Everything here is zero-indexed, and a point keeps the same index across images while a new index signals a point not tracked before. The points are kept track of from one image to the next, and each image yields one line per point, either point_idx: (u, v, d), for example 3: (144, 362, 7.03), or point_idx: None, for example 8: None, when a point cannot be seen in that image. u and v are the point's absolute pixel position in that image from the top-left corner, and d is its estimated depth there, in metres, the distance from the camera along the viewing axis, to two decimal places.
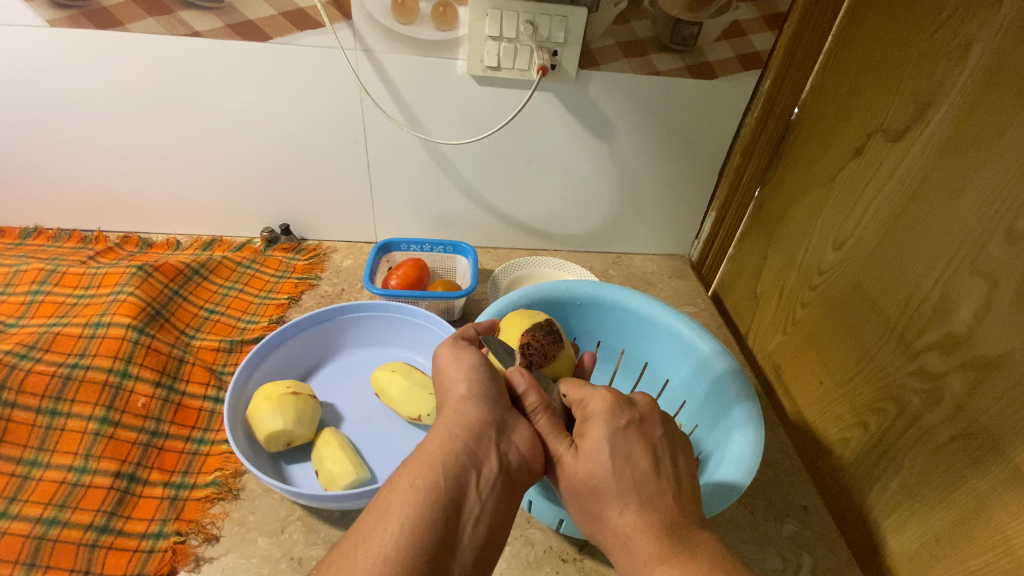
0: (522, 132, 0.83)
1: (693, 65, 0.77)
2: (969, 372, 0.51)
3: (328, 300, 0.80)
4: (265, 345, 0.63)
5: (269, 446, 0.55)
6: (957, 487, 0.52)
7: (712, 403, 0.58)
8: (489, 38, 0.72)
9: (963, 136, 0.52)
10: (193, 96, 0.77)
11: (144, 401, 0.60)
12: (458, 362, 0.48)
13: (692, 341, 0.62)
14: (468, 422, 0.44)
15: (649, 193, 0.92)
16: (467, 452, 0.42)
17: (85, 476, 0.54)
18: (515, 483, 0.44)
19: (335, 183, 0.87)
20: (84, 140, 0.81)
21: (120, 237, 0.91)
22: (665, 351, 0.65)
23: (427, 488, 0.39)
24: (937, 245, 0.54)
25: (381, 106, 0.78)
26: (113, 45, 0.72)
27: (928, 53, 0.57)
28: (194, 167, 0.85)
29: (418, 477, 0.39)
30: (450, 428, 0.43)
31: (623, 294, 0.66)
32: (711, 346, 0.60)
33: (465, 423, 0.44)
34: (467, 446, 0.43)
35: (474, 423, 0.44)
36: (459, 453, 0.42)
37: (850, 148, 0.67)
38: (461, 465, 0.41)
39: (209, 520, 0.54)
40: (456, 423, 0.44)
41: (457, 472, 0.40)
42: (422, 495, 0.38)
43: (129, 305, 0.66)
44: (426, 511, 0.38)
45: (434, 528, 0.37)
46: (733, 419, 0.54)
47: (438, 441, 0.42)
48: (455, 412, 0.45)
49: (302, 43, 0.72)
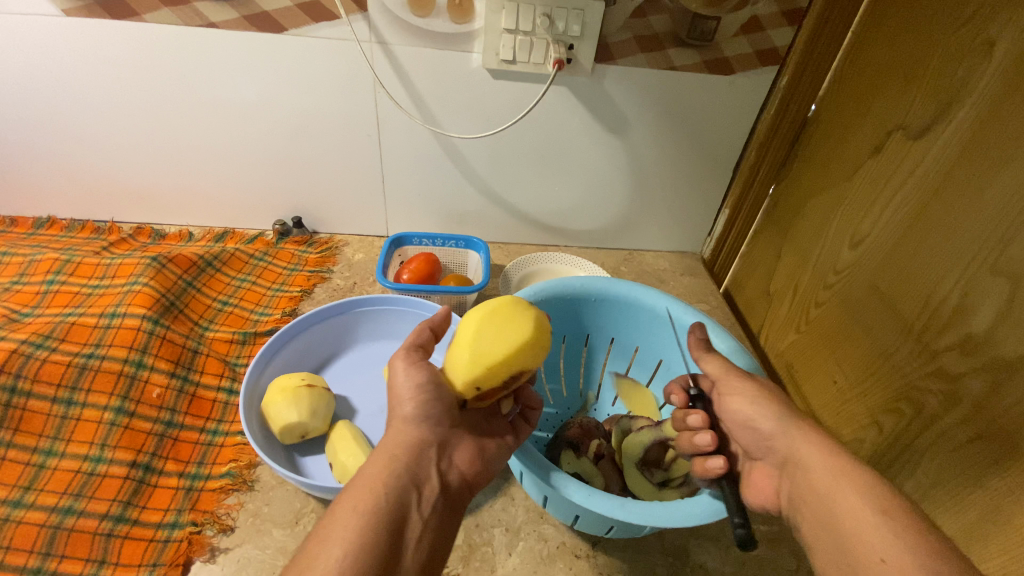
0: (536, 127, 0.82)
1: (710, 60, 0.76)
2: (989, 373, 0.50)
3: (340, 294, 0.80)
4: (279, 337, 0.63)
5: (283, 438, 0.55)
6: (974, 489, 0.51)
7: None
8: (505, 31, 0.71)
9: (988, 134, 0.51)
10: (207, 87, 0.77)
11: (159, 391, 0.60)
12: (407, 377, 0.47)
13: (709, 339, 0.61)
14: (415, 442, 0.45)
15: (663, 190, 0.92)
16: (411, 474, 0.43)
17: (101, 465, 0.54)
18: (455, 501, 0.46)
19: (347, 176, 0.87)
20: (98, 131, 0.81)
21: (133, 228, 0.92)
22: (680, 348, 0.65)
23: (368, 512, 0.39)
24: (958, 245, 0.54)
25: (395, 98, 0.78)
26: (128, 36, 0.71)
27: (952, 49, 0.56)
28: (207, 159, 0.85)
29: (359, 501, 0.39)
30: (392, 451, 0.44)
31: (638, 290, 0.65)
32: (727, 344, 0.60)
33: (410, 444, 0.45)
34: (410, 469, 0.43)
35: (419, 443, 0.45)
36: (403, 475, 0.42)
37: (869, 145, 0.66)
38: (404, 488, 0.42)
39: (225, 511, 0.54)
40: (400, 444, 0.45)
41: (400, 496, 0.41)
42: (363, 519, 0.38)
43: (144, 296, 0.66)
44: (369, 533, 0.38)
45: (377, 553, 0.37)
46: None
47: (383, 463, 0.43)
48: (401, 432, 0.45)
49: (316, 35, 0.72)
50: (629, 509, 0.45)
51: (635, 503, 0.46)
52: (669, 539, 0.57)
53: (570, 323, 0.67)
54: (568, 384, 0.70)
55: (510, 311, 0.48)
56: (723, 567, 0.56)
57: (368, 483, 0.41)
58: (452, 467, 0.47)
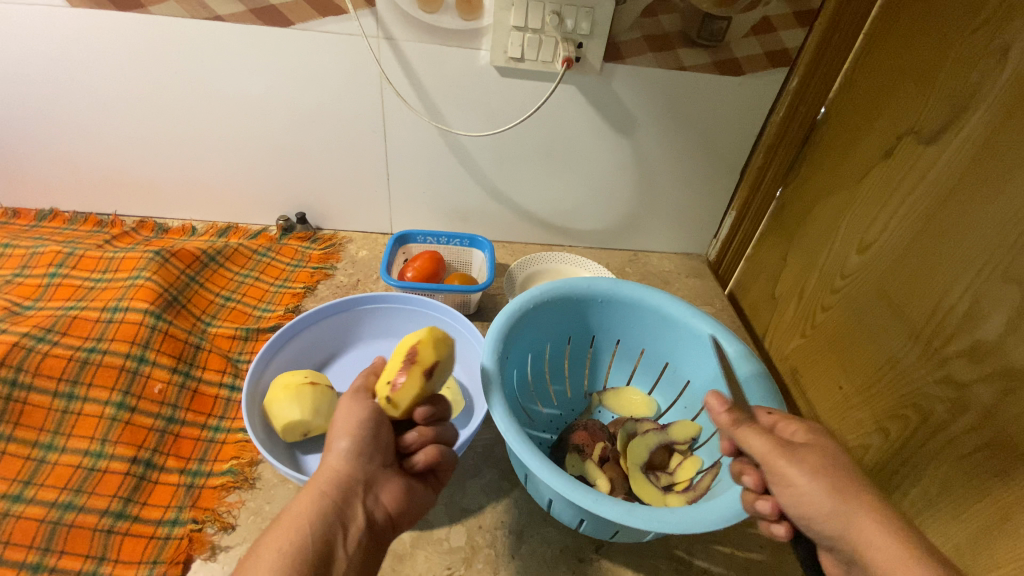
0: (543, 125, 0.82)
1: (720, 61, 0.76)
2: (997, 382, 0.50)
3: (344, 291, 0.80)
4: (283, 334, 0.63)
5: (286, 436, 0.55)
6: (981, 498, 0.51)
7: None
8: (514, 28, 0.70)
9: (1001, 139, 0.51)
10: (213, 81, 0.76)
11: (161, 387, 0.60)
12: (349, 411, 0.47)
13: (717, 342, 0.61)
14: (346, 476, 0.45)
15: (669, 191, 0.91)
16: (336, 512, 0.43)
17: (102, 460, 0.54)
18: (378, 541, 0.45)
19: (353, 172, 0.86)
20: (103, 123, 0.80)
21: (137, 221, 0.91)
22: (688, 351, 0.64)
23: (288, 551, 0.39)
24: (969, 252, 0.53)
25: (402, 95, 0.77)
26: (134, 27, 0.71)
27: (966, 53, 0.55)
28: (212, 153, 0.84)
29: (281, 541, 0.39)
30: (320, 486, 0.44)
31: (646, 292, 0.65)
32: (735, 348, 0.59)
33: (340, 478, 0.44)
34: (334, 506, 0.43)
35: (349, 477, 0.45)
36: (324, 514, 0.42)
37: (879, 149, 0.66)
38: (327, 526, 0.41)
39: (226, 509, 0.54)
40: (329, 478, 0.44)
41: (320, 535, 0.41)
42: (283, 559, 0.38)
43: (146, 290, 0.65)
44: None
45: None
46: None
47: (310, 499, 0.43)
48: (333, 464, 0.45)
49: (323, 29, 0.71)
50: (637, 515, 0.45)
51: (642, 508, 0.45)
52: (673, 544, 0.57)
53: (576, 324, 0.66)
54: (572, 384, 0.70)
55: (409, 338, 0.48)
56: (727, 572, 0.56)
57: (291, 521, 0.41)
58: (380, 504, 0.46)
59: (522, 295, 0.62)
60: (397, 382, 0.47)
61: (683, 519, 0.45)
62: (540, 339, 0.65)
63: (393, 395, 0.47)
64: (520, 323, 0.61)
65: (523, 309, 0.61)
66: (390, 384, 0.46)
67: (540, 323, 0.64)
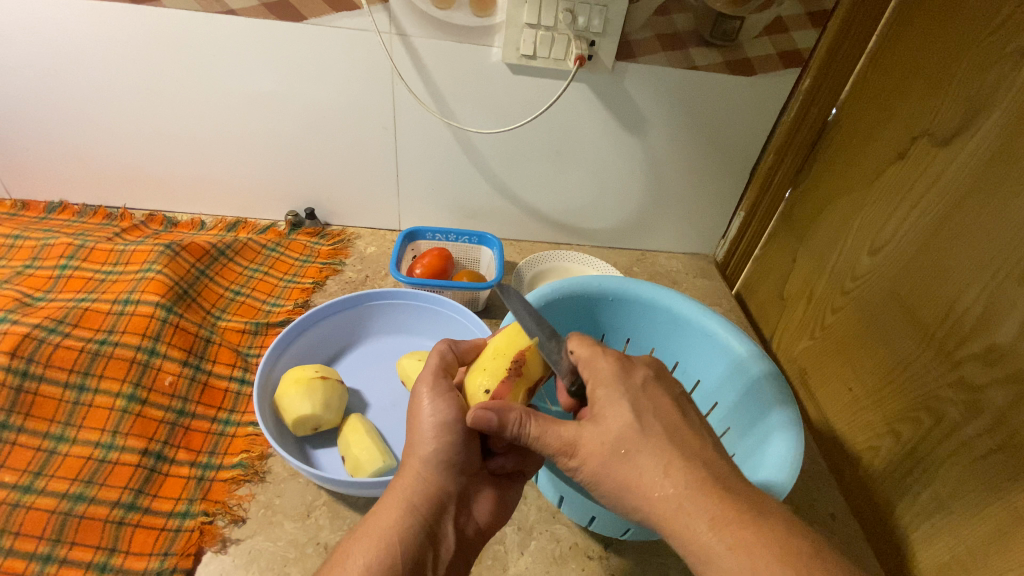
0: (554, 124, 0.82)
1: (732, 60, 0.76)
2: (1012, 385, 0.49)
3: (352, 287, 0.80)
4: (293, 329, 0.63)
5: (296, 430, 0.55)
6: (994, 501, 0.51)
7: (747, 405, 0.58)
8: (527, 25, 0.70)
9: (1017, 142, 0.51)
10: (224, 75, 0.76)
11: (172, 379, 0.60)
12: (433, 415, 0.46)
13: (727, 342, 0.61)
14: (429, 493, 0.46)
15: (678, 190, 0.91)
16: (423, 528, 0.44)
17: (113, 452, 0.54)
18: (466, 546, 0.48)
19: (361, 167, 0.86)
20: (114, 116, 0.81)
21: (145, 215, 0.91)
22: (697, 351, 0.64)
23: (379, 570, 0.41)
24: (984, 255, 0.53)
25: (413, 91, 0.77)
26: (147, 21, 0.71)
27: (981, 55, 0.55)
28: (221, 148, 0.84)
29: (371, 561, 0.41)
30: (407, 501, 0.45)
31: (656, 291, 0.65)
32: (746, 348, 0.59)
33: (425, 495, 0.45)
34: (422, 522, 0.45)
35: (434, 493, 0.46)
36: (413, 533, 0.44)
37: (892, 152, 0.65)
38: (413, 545, 0.43)
39: (236, 502, 0.54)
40: (419, 494, 0.45)
41: (410, 555, 0.43)
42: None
43: (157, 283, 0.65)
44: None
45: None
46: (771, 422, 0.54)
47: (395, 514, 0.44)
48: (417, 478, 0.46)
49: (336, 25, 0.71)
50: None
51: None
52: None
53: (585, 323, 0.66)
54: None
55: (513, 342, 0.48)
56: None
57: (378, 538, 0.43)
58: (464, 515, 0.48)
59: (533, 292, 0.62)
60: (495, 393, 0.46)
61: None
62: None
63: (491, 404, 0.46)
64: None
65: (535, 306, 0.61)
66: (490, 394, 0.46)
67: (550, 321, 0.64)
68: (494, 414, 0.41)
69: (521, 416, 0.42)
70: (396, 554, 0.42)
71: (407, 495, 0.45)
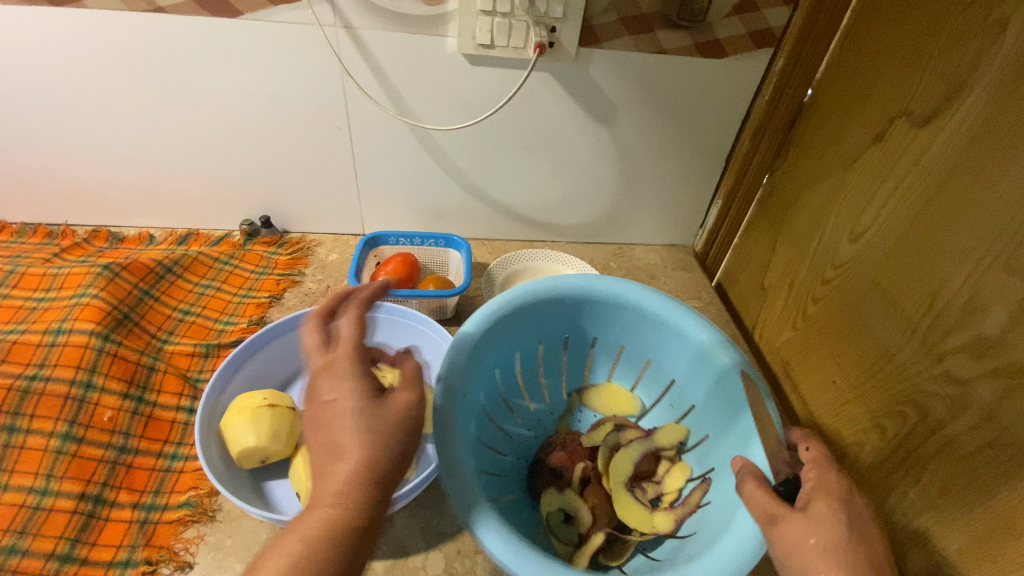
0: (518, 116, 0.77)
1: (701, 43, 0.72)
2: (1000, 379, 0.47)
3: (312, 299, 0.75)
4: (243, 350, 0.59)
5: (242, 463, 0.51)
6: (984, 500, 0.48)
7: (720, 399, 0.55)
8: (482, 13, 0.66)
9: (1001, 122, 0.47)
10: (162, 79, 0.71)
11: (111, 414, 0.55)
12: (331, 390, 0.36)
13: (688, 331, 0.56)
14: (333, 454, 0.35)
15: (654, 180, 0.87)
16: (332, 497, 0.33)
17: (47, 498, 0.50)
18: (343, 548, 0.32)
19: (317, 171, 0.81)
20: (46, 128, 0.75)
21: (89, 231, 0.86)
22: (658, 342, 0.59)
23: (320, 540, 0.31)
24: (967, 241, 0.50)
25: (365, 89, 0.72)
26: (71, 23, 0.65)
27: (960, 28, 0.51)
28: (165, 156, 0.79)
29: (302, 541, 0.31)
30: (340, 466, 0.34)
31: (619, 286, 0.58)
32: (710, 334, 0.55)
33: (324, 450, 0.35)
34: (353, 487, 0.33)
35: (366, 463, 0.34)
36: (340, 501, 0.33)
37: (871, 133, 0.62)
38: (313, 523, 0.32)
39: (183, 546, 0.50)
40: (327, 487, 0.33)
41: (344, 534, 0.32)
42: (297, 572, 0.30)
43: (93, 309, 0.61)
44: None
45: None
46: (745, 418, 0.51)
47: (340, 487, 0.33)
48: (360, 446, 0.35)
49: (276, 19, 0.66)
50: None
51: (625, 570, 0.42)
52: None
53: (546, 330, 0.60)
54: (550, 391, 0.65)
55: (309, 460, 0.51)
56: None
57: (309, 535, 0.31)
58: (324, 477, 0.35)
59: (483, 306, 0.55)
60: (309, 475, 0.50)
61: None
62: (508, 351, 0.59)
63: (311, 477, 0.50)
64: (482, 342, 0.54)
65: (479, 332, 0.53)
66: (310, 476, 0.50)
67: (505, 336, 0.57)
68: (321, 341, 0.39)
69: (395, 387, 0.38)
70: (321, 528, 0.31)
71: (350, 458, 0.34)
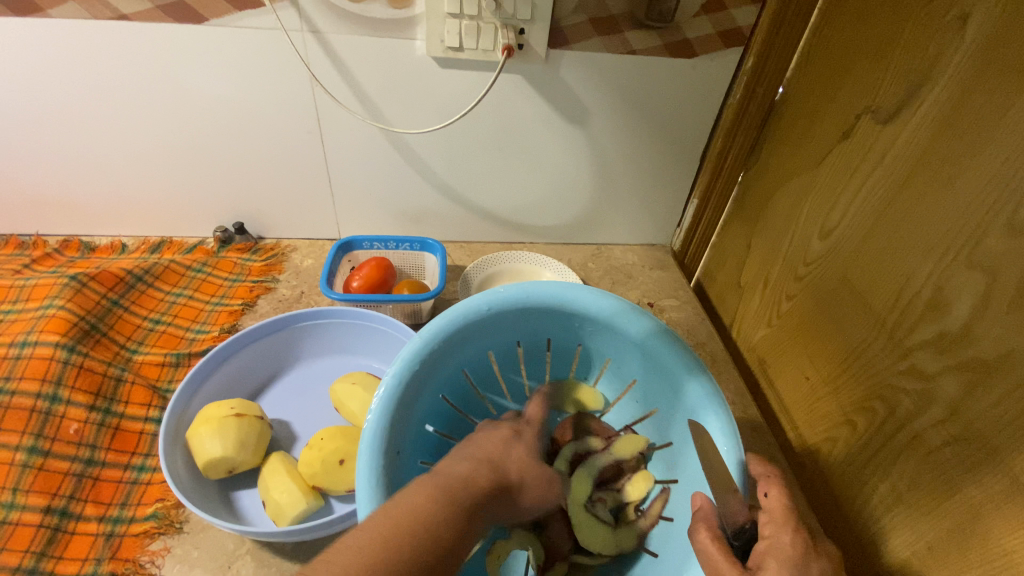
0: (491, 119, 0.77)
1: (670, 43, 0.72)
2: (963, 373, 0.47)
3: (286, 306, 0.75)
4: (210, 360, 0.58)
5: (208, 473, 0.51)
6: (950, 495, 0.48)
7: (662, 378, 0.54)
8: (449, 16, 0.65)
9: (959, 119, 0.48)
10: (128, 86, 0.70)
11: (77, 427, 0.55)
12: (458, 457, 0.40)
13: (626, 326, 0.54)
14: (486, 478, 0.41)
15: (629, 180, 0.87)
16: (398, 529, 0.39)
17: (12, 512, 0.49)
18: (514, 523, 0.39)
19: (291, 177, 0.81)
20: (12, 138, 0.74)
21: (61, 241, 0.85)
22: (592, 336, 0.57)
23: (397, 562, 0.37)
24: (929, 236, 0.51)
25: (335, 94, 0.72)
26: (33, 32, 0.64)
27: (920, 26, 0.52)
28: (136, 165, 0.78)
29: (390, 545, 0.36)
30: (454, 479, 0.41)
31: (570, 290, 0.55)
32: (648, 326, 0.54)
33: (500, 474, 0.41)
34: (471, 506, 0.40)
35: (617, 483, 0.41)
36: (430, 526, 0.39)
37: (838, 130, 0.63)
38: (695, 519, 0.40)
39: (149, 559, 0.49)
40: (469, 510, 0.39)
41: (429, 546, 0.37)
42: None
43: (58, 321, 0.60)
44: None
45: None
46: (693, 402, 0.51)
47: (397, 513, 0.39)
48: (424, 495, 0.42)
49: (242, 24, 0.65)
50: None
51: None
52: None
53: (499, 341, 0.58)
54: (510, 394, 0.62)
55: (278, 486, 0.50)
56: None
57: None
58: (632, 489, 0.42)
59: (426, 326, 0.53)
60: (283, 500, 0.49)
61: None
62: (460, 362, 0.56)
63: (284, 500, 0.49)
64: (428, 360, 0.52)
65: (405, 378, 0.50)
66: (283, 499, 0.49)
67: (438, 360, 0.53)
68: None
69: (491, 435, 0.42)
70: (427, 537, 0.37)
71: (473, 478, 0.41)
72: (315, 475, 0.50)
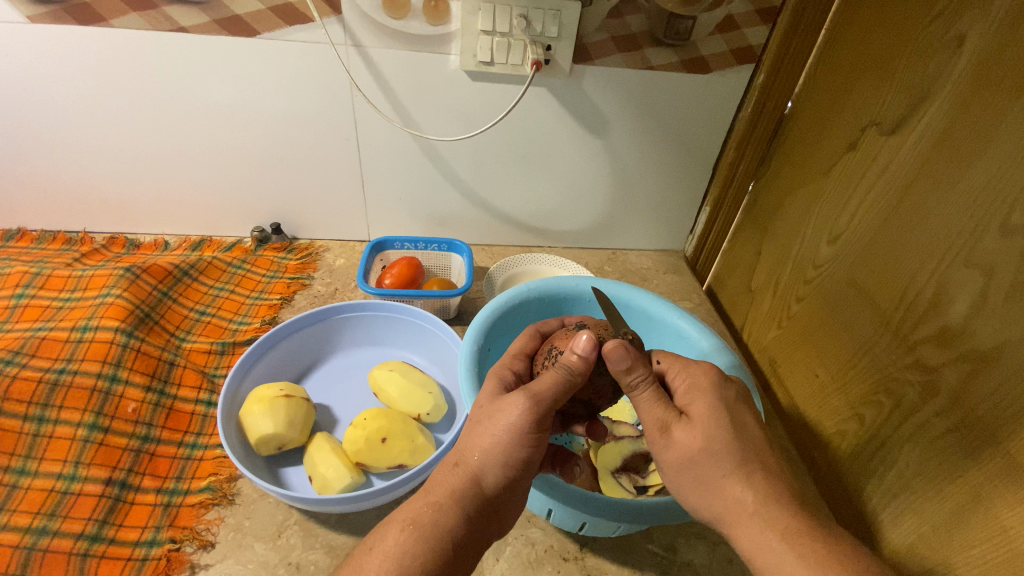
0: (517, 128, 0.82)
1: (686, 60, 0.77)
2: (964, 364, 0.51)
3: (321, 301, 0.79)
4: (259, 347, 0.62)
5: (260, 449, 0.54)
6: (952, 479, 0.51)
7: None
8: (482, 32, 0.70)
9: (958, 130, 0.52)
10: (182, 92, 0.75)
11: (135, 406, 0.59)
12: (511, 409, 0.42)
13: (695, 336, 0.64)
14: (499, 469, 0.42)
15: (645, 188, 0.92)
16: (428, 491, 0.41)
17: (75, 483, 0.53)
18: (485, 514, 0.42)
19: (327, 180, 0.86)
20: (70, 139, 0.79)
21: (107, 238, 0.89)
22: (662, 342, 0.67)
23: (416, 539, 0.39)
24: (931, 239, 0.54)
25: (373, 102, 0.77)
26: (98, 42, 0.69)
27: (922, 45, 0.56)
28: (182, 166, 0.83)
29: (397, 535, 0.39)
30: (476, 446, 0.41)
31: (634, 295, 0.67)
32: (713, 341, 0.63)
33: (507, 454, 0.42)
34: (506, 465, 0.42)
35: (687, 454, 0.41)
36: (454, 484, 0.42)
37: (846, 140, 0.67)
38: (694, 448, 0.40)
39: (204, 526, 0.53)
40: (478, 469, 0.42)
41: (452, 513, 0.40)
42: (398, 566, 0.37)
43: (117, 308, 0.65)
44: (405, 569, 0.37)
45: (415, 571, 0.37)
46: None
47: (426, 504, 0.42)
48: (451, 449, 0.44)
49: (291, 38, 0.71)
50: (594, 503, 0.47)
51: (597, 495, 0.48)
52: (656, 538, 0.58)
53: None
54: None
55: (321, 463, 0.54)
56: (710, 565, 0.56)
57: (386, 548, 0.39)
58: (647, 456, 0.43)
59: (525, 282, 0.66)
60: (328, 472, 0.53)
61: (647, 510, 0.47)
62: None
63: (327, 476, 0.53)
64: (516, 308, 0.65)
65: (490, 324, 0.62)
66: (326, 474, 0.53)
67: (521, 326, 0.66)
68: (627, 356, 0.42)
69: (639, 382, 0.43)
70: (416, 521, 0.40)
71: (497, 448, 0.42)
72: (359, 452, 0.54)
